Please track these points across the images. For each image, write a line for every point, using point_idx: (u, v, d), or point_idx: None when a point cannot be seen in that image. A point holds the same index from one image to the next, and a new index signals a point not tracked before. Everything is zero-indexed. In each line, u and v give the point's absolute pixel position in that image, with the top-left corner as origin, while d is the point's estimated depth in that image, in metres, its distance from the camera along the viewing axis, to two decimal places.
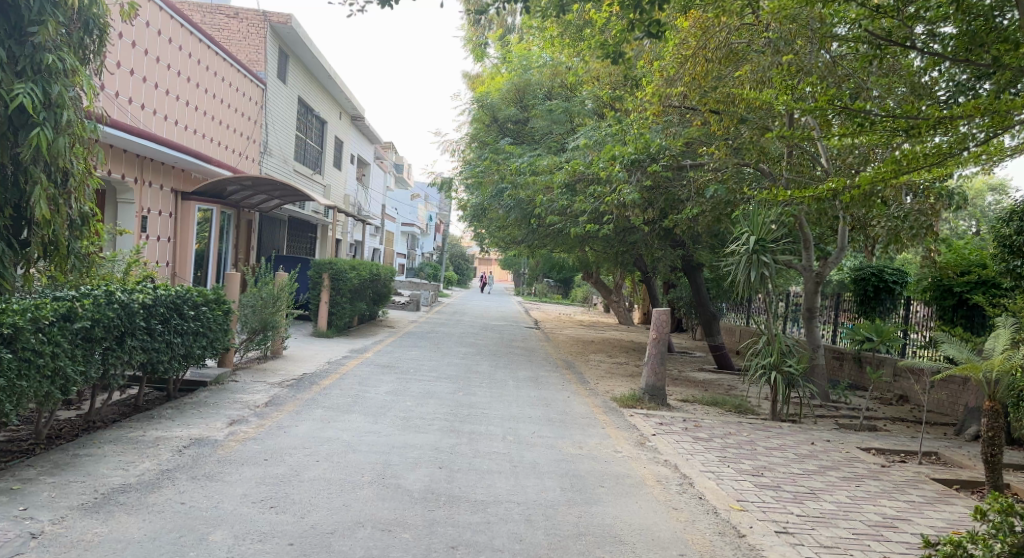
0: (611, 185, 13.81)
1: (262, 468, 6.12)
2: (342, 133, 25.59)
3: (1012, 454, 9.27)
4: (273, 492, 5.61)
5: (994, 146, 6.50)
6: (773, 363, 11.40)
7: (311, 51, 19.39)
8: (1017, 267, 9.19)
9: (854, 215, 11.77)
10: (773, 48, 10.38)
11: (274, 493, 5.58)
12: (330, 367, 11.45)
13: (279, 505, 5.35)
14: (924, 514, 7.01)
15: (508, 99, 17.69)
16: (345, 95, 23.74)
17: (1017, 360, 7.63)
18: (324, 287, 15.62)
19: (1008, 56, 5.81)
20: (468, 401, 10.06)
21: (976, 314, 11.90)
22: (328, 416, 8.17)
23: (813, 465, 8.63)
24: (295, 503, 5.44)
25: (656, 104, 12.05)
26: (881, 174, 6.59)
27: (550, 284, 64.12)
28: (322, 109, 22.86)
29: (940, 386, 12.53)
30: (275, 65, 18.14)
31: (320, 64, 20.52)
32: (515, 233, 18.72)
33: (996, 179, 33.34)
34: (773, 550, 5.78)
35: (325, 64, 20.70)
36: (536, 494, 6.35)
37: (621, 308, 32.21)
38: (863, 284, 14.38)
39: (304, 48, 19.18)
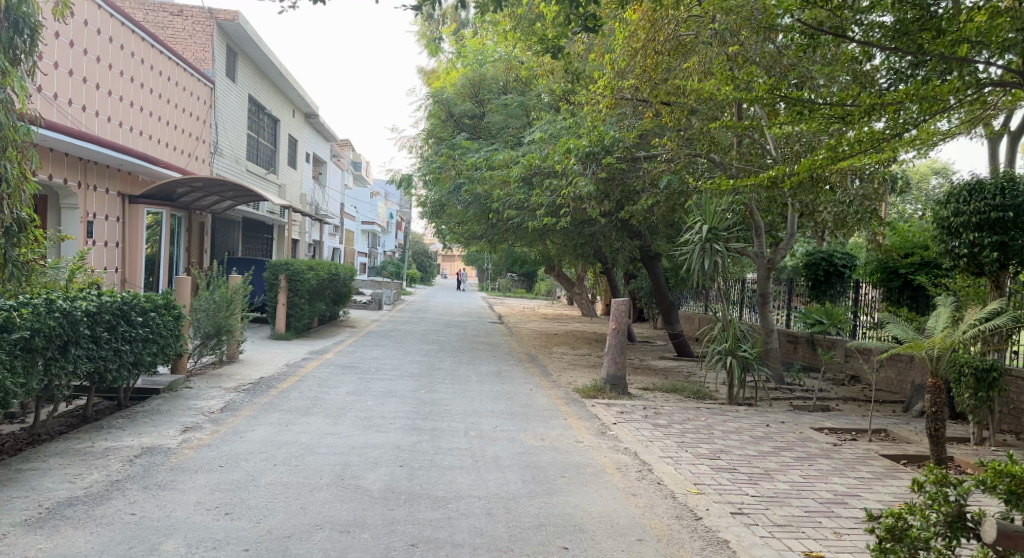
0: (566, 178, 13.97)
1: (217, 475, 6.09)
2: (296, 132, 25.36)
3: (956, 428, 9.55)
4: (228, 498, 5.60)
5: (925, 130, 6.69)
6: (728, 348, 11.63)
7: (260, 49, 19.21)
8: (955, 247, 9.46)
9: (804, 202, 12.03)
10: (719, 39, 10.65)
11: (229, 499, 5.57)
12: (288, 369, 11.38)
13: (234, 511, 5.34)
14: (873, 489, 7.23)
15: (463, 94, 17.73)
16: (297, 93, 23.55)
17: (956, 337, 7.81)
18: (281, 288, 15.51)
19: (931, 43, 6.00)
20: (431, 398, 10.09)
21: (921, 294, 12.12)
22: (287, 419, 8.14)
23: (768, 447, 8.83)
24: (251, 508, 5.44)
25: (608, 96, 12.20)
26: (819, 161, 6.76)
27: (513, 277, 64.42)
28: (274, 107, 22.63)
29: (889, 365, 12.88)
30: (223, 64, 17.92)
31: (270, 62, 20.34)
32: (475, 229, 18.74)
33: (937, 164, 34.54)
34: (729, 531, 5.92)
35: (276, 62, 20.52)
36: (497, 487, 6.43)
37: (584, 300, 32.48)
38: (814, 269, 14.63)
39: (253, 46, 18.99)
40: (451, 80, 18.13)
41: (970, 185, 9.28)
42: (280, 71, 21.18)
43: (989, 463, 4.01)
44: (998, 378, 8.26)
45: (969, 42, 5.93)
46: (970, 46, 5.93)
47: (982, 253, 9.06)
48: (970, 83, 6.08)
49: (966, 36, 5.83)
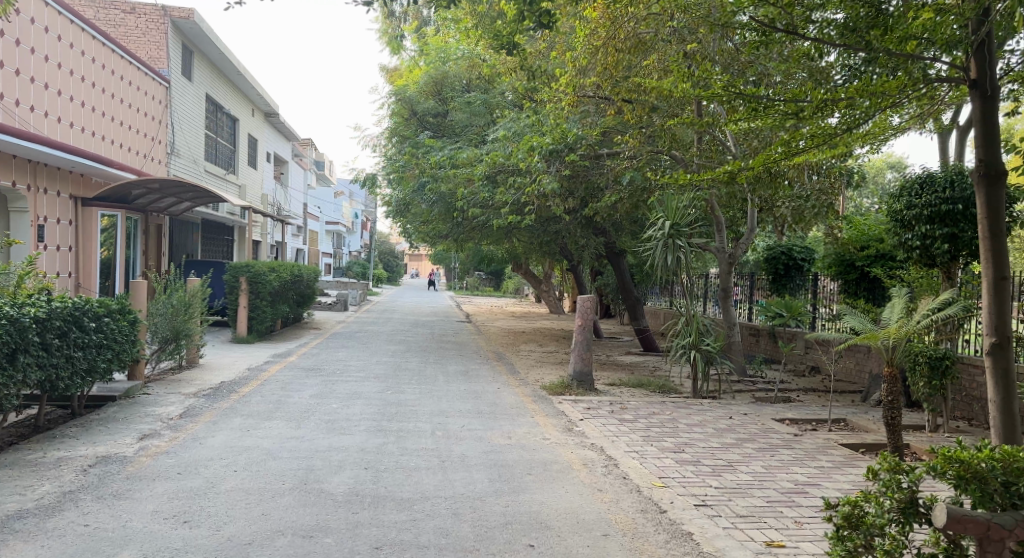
0: (530, 176, 14.02)
1: (175, 483, 6.01)
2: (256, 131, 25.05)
3: (912, 416, 9.74)
4: (187, 506, 5.53)
5: (879, 124, 6.79)
6: (692, 342, 11.76)
7: (215, 48, 18.95)
8: (908, 239, 9.67)
9: (762, 197, 12.22)
10: (678, 37, 10.74)
11: (188, 507, 5.50)
12: (250, 373, 11.26)
13: (192, 519, 5.28)
14: (832, 478, 7.37)
15: (426, 92, 17.64)
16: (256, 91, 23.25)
17: (910, 327, 7.93)
18: (241, 291, 15.32)
19: (880, 39, 6.10)
20: (396, 399, 10.06)
21: (877, 286, 12.34)
22: (248, 424, 8.06)
23: (731, 439, 8.94)
24: (210, 515, 5.38)
25: (570, 94, 12.26)
26: (772, 156, 6.78)
27: (480, 275, 64.52)
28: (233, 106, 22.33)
29: (848, 356, 13.11)
30: (178, 62, 17.63)
31: (227, 61, 20.08)
32: (440, 228, 18.62)
33: (893, 159, 35.34)
34: (692, 524, 5.99)
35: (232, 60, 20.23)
36: (464, 487, 6.43)
37: (552, 298, 32.54)
38: (774, 263, 14.82)
39: (210, 44, 18.70)
40: (414, 78, 18.04)
41: (922, 178, 9.44)
42: (237, 69, 20.89)
43: (939, 449, 4.05)
44: (951, 365, 8.47)
45: (916, 40, 6.04)
46: (917, 43, 6.04)
47: (934, 244, 9.28)
48: (918, 79, 6.20)
49: (912, 33, 5.94)
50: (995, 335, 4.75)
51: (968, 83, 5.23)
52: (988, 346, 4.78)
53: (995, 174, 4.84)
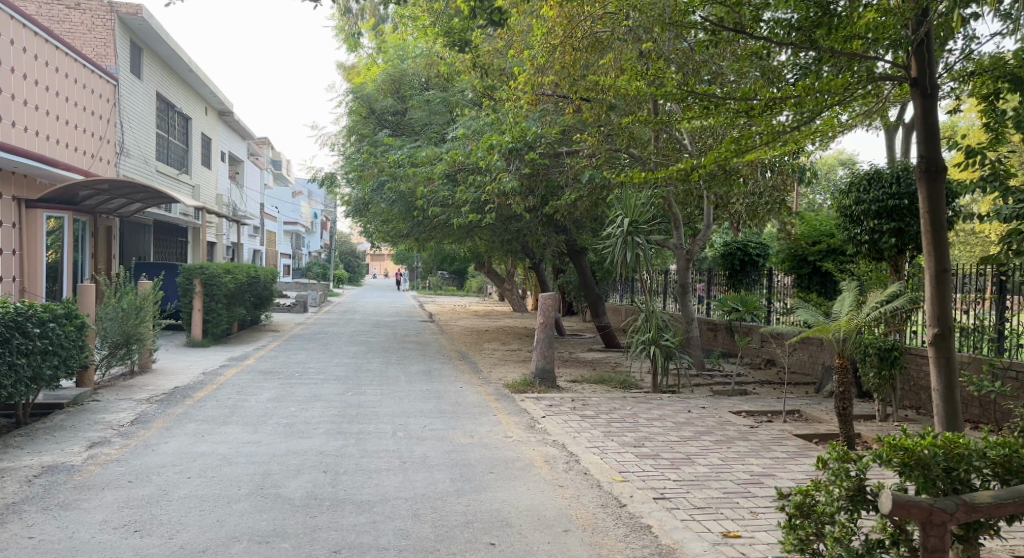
0: (490, 175, 14.08)
1: (125, 491, 5.92)
2: (208, 129, 24.65)
3: (863, 406, 9.98)
4: (138, 515, 5.46)
5: (828, 122, 6.92)
6: (651, 338, 11.89)
7: (166, 44, 18.64)
8: (857, 234, 9.90)
9: (718, 195, 12.45)
10: (635, 36, 10.80)
11: (139, 515, 5.43)
12: (204, 377, 11.11)
13: (143, 529, 5.21)
14: (788, 468, 7.53)
15: (384, 91, 17.52)
16: (208, 89, 22.87)
17: (860, 319, 8.09)
18: (197, 293, 15.06)
19: (827, 39, 6.16)
20: (357, 400, 10.02)
21: (829, 280, 12.50)
22: (202, 430, 7.97)
23: (690, 432, 9.08)
24: (162, 524, 5.31)
25: (529, 92, 12.27)
26: (721, 154, 6.79)
27: (443, 274, 64.47)
28: (184, 104, 21.95)
29: (801, 349, 13.36)
30: (126, 59, 17.27)
31: (178, 57, 19.76)
32: (400, 227, 18.42)
33: (846, 157, 36.19)
34: (651, 516, 6.08)
35: (183, 58, 19.87)
36: (425, 487, 6.43)
37: (515, 296, 32.63)
38: (730, 259, 15.03)
39: (159, 40, 18.35)
40: (372, 76, 17.91)
41: (870, 174, 9.66)
42: (189, 66, 20.54)
43: (884, 437, 4.12)
44: (900, 356, 8.70)
45: (861, 38, 6.12)
46: (862, 42, 6.15)
47: (882, 239, 9.52)
48: (863, 78, 6.33)
49: (857, 32, 6.03)
50: (938, 326, 4.88)
51: (908, 82, 5.38)
52: (931, 337, 4.91)
53: (935, 169, 4.97)
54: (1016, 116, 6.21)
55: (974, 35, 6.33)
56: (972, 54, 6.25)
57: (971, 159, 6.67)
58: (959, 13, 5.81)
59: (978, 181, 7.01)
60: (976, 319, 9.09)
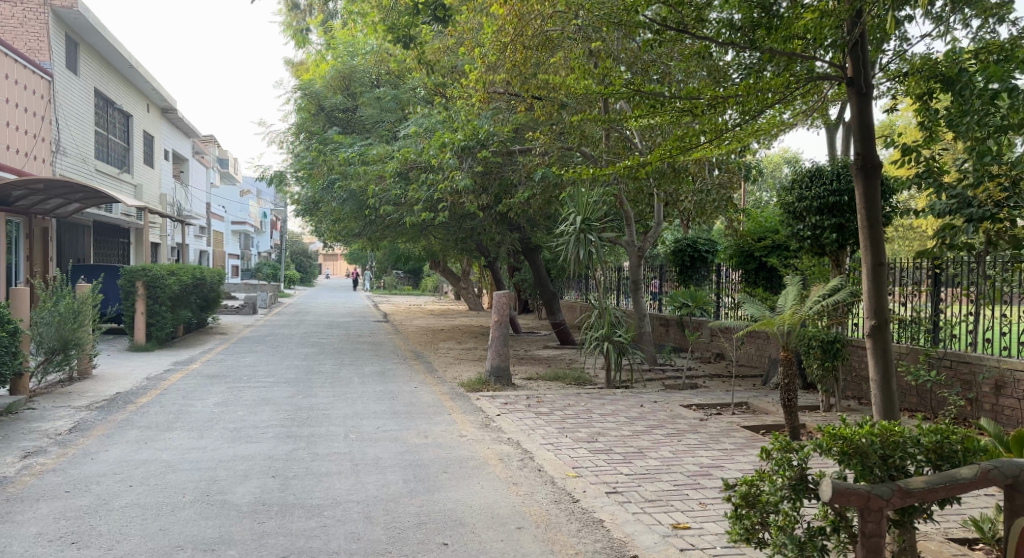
0: (442, 173, 14.06)
1: (62, 502, 5.78)
2: (150, 127, 24.11)
3: (807, 397, 10.22)
4: (76, 526, 5.34)
5: (771, 120, 7.05)
6: (604, 334, 11.99)
7: (104, 39, 18.22)
8: (800, 230, 10.11)
9: (667, 192, 12.63)
10: (584, 35, 10.86)
11: (76, 527, 5.31)
12: (147, 383, 10.91)
13: (81, 540, 5.10)
14: (736, 460, 7.68)
15: (333, 87, 17.37)
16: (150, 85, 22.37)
17: (803, 313, 8.28)
18: (140, 296, 14.74)
19: (768, 40, 6.25)
20: (308, 403, 9.93)
21: (775, 275, 12.73)
22: (145, 436, 7.82)
23: (642, 426, 9.19)
24: (101, 535, 5.21)
25: (481, 90, 12.24)
26: (667, 152, 6.88)
27: (397, 274, 64.10)
28: (124, 101, 21.43)
29: (749, 342, 13.61)
30: (60, 54, 16.81)
31: (116, 53, 19.32)
32: (351, 226, 18.23)
33: (790, 156, 37.08)
34: (603, 511, 6.14)
35: (121, 52, 19.39)
36: (377, 489, 6.41)
37: (471, 295, 32.62)
38: (681, 255, 15.24)
39: (96, 34, 17.89)
40: (321, 72, 17.71)
41: (811, 171, 9.88)
42: (129, 61, 20.07)
43: (824, 427, 4.20)
44: (841, 348, 8.94)
45: (800, 39, 6.23)
46: (801, 42, 6.26)
47: (823, 235, 9.77)
48: (802, 76, 6.44)
49: (795, 32, 6.13)
50: (876, 318, 5.01)
51: (844, 82, 5.55)
52: (869, 329, 5.05)
53: (871, 166, 5.11)
54: (947, 115, 6.32)
55: (908, 36, 6.52)
56: (905, 55, 6.44)
57: (907, 157, 6.84)
58: (892, 15, 5.99)
59: (913, 177, 7.22)
60: (914, 311, 9.39)
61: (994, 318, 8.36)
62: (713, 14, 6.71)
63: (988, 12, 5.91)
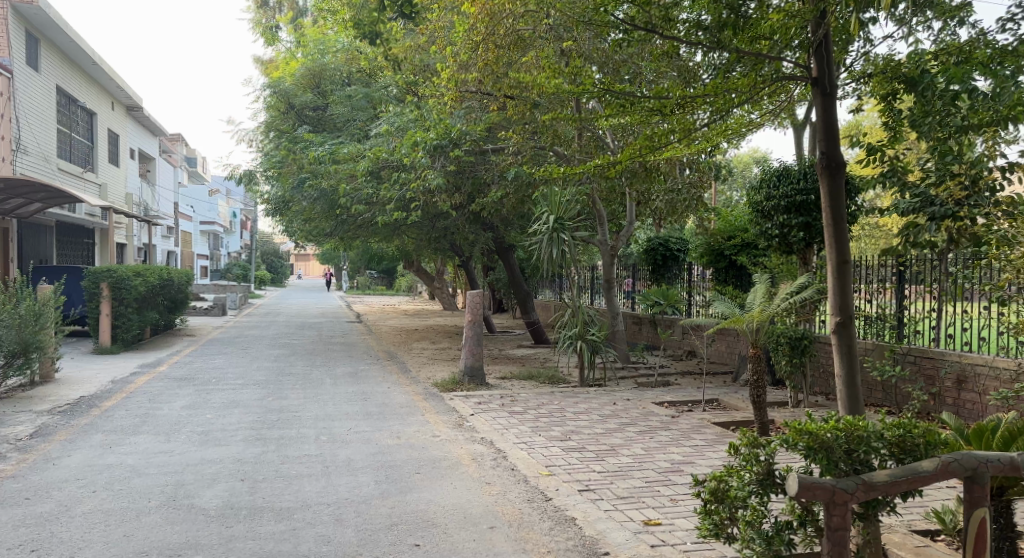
0: (415, 171, 14.00)
1: (22, 510, 5.68)
2: (115, 125, 23.76)
3: (776, 393, 10.34)
4: (36, 533, 5.26)
5: (739, 119, 7.10)
6: (577, 333, 12.03)
7: (64, 34, 17.87)
8: (768, 228, 10.23)
9: (639, 191, 12.70)
10: (555, 34, 10.87)
11: (37, 534, 5.23)
12: (113, 386, 10.76)
13: (41, 548, 5.02)
14: (706, 456, 7.76)
15: (303, 85, 17.24)
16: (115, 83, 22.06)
17: (771, 310, 8.36)
18: (104, 298, 14.53)
19: (734, 40, 6.31)
20: (279, 405, 9.85)
21: (745, 273, 12.85)
22: (110, 440, 7.72)
23: (615, 424, 9.23)
24: (62, 542, 5.13)
25: (453, 89, 12.21)
26: (637, 151, 6.92)
27: (371, 274, 63.80)
28: (88, 98, 21.10)
29: (720, 340, 13.74)
30: (20, 49, 16.51)
31: (78, 49, 18.98)
32: (322, 226, 18.11)
33: (759, 155, 37.54)
34: (575, 509, 6.17)
35: (84, 48, 19.09)
36: (348, 491, 6.37)
37: (446, 295, 32.58)
38: (653, 253, 15.33)
39: (57, 30, 17.59)
40: (290, 70, 17.59)
41: (779, 171, 9.99)
42: (92, 58, 19.77)
43: (790, 422, 4.23)
44: (809, 344, 9.04)
45: (767, 40, 6.30)
46: (767, 43, 6.33)
47: (791, 233, 9.90)
48: (768, 76, 6.50)
49: (762, 33, 6.20)
50: (840, 314, 5.08)
51: (809, 83, 5.66)
52: (834, 326, 5.12)
53: (835, 166, 5.19)
54: (910, 115, 6.41)
55: (871, 37, 6.63)
56: (868, 56, 6.54)
57: (872, 157, 6.93)
58: (856, 17, 6.08)
59: (878, 177, 7.33)
60: (879, 308, 9.53)
61: (955, 315, 8.52)
62: (682, 14, 6.74)
63: (949, 14, 6.02)
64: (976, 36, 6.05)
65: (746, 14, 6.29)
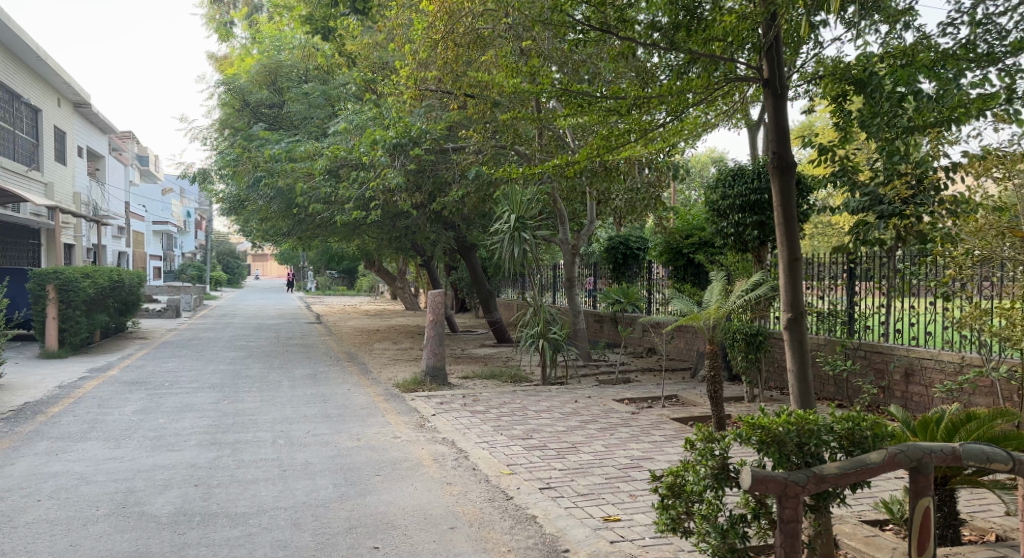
0: (374, 170, 13.93)
1: None
2: (62, 122, 23.22)
3: (733, 388, 10.50)
4: None
5: (694, 119, 7.17)
6: (539, 331, 12.07)
7: (7, 28, 17.39)
8: (723, 227, 10.38)
9: (598, 190, 12.80)
10: (515, 34, 10.89)
11: None
12: (60, 391, 10.52)
13: None
14: (665, 451, 7.85)
15: (258, 82, 17.04)
16: (61, 78, 21.56)
17: (728, 307, 8.47)
18: (51, 301, 14.21)
19: (688, 41, 6.38)
20: (235, 409, 9.73)
21: (702, 271, 13.01)
22: (57, 447, 7.55)
23: (575, 421, 9.29)
24: (6, 552, 5.01)
25: (412, 87, 12.17)
26: (594, 150, 6.96)
27: (332, 274, 63.34)
28: (32, 95, 20.59)
29: (679, 338, 13.93)
30: None
31: (22, 44, 18.50)
32: (280, 225, 17.92)
33: (714, 154, 38.18)
34: (536, 507, 6.19)
35: (28, 43, 18.63)
36: (306, 495, 6.32)
37: (407, 294, 32.45)
38: (614, 252, 15.45)
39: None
40: (245, 67, 17.36)
41: (734, 171, 10.14)
42: (37, 53, 19.30)
43: (743, 417, 4.30)
44: (764, 340, 9.19)
45: (720, 42, 6.39)
46: (721, 45, 6.43)
47: (746, 232, 10.06)
48: (721, 76, 6.57)
49: (714, 35, 6.28)
50: (791, 310, 5.17)
51: (761, 83, 5.78)
52: (786, 321, 5.21)
53: (785, 165, 5.28)
54: (859, 116, 6.55)
55: (821, 39, 6.77)
56: (818, 59, 6.67)
57: (823, 157, 7.08)
58: (805, 19, 6.22)
59: (829, 176, 7.49)
60: (831, 304, 9.72)
61: (904, 310, 8.73)
62: (639, 15, 6.79)
63: (895, 18, 6.17)
64: (920, 39, 6.20)
65: (702, 16, 6.37)
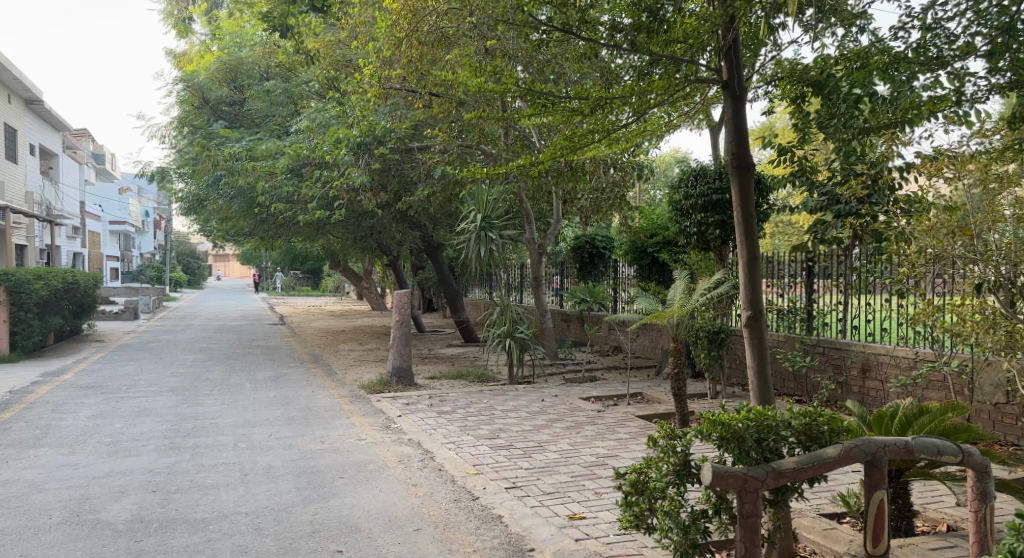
0: (337, 169, 13.82)
1: None
2: (12, 119, 22.66)
3: (697, 385, 10.61)
4: None
5: (655, 118, 7.21)
6: (506, 331, 12.06)
7: None
8: (687, 226, 10.47)
9: (563, 190, 12.82)
10: (479, 33, 10.84)
11: None
12: (12, 397, 10.28)
13: None
14: (630, 449, 7.91)
15: (218, 79, 16.79)
16: (12, 73, 21.04)
17: (691, 305, 8.55)
18: (2, 304, 13.90)
19: (648, 41, 6.40)
20: (194, 412, 9.59)
21: (667, 269, 13.11)
22: (9, 455, 7.38)
23: (542, 420, 9.31)
24: None
25: (375, 86, 12.09)
26: (558, 150, 6.97)
27: (297, 274, 62.76)
28: None
29: (645, 336, 14.04)
30: None
31: None
32: (241, 225, 17.70)
33: (677, 154, 38.56)
34: (502, 507, 6.20)
35: None
36: (267, 500, 6.26)
37: (374, 294, 32.25)
38: (580, 251, 15.49)
39: None
40: (205, 64, 17.09)
41: (696, 170, 10.26)
42: None
43: (704, 414, 4.34)
44: (726, 338, 9.31)
45: (681, 44, 6.44)
46: (682, 47, 6.48)
47: (708, 230, 10.15)
48: (681, 76, 6.61)
49: (675, 36, 6.32)
50: (751, 309, 5.23)
51: (721, 85, 5.85)
52: (746, 319, 5.27)
53: (744, 166, 5.33)
54: (817, 117, 6.64)
55: (780, 40, 6.86)
56: (776, 60, 6.76)
57: (783, 156, 7.18)
58: (763, 21, 6.29)
59: (789, 176, 7.59)
60: (790, 301, 9.86)
61: (860, 306, 8.89)
62: (601, 16, 6.80)
63: (851, 19, 6.27)
64: (873, 42, 6.29)
65: (665, 17, 6.40)
